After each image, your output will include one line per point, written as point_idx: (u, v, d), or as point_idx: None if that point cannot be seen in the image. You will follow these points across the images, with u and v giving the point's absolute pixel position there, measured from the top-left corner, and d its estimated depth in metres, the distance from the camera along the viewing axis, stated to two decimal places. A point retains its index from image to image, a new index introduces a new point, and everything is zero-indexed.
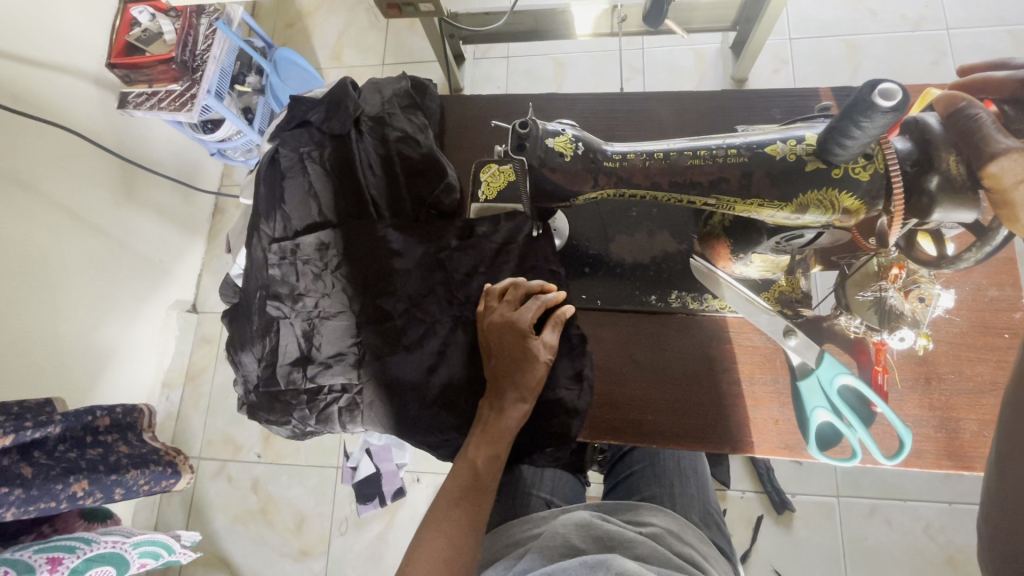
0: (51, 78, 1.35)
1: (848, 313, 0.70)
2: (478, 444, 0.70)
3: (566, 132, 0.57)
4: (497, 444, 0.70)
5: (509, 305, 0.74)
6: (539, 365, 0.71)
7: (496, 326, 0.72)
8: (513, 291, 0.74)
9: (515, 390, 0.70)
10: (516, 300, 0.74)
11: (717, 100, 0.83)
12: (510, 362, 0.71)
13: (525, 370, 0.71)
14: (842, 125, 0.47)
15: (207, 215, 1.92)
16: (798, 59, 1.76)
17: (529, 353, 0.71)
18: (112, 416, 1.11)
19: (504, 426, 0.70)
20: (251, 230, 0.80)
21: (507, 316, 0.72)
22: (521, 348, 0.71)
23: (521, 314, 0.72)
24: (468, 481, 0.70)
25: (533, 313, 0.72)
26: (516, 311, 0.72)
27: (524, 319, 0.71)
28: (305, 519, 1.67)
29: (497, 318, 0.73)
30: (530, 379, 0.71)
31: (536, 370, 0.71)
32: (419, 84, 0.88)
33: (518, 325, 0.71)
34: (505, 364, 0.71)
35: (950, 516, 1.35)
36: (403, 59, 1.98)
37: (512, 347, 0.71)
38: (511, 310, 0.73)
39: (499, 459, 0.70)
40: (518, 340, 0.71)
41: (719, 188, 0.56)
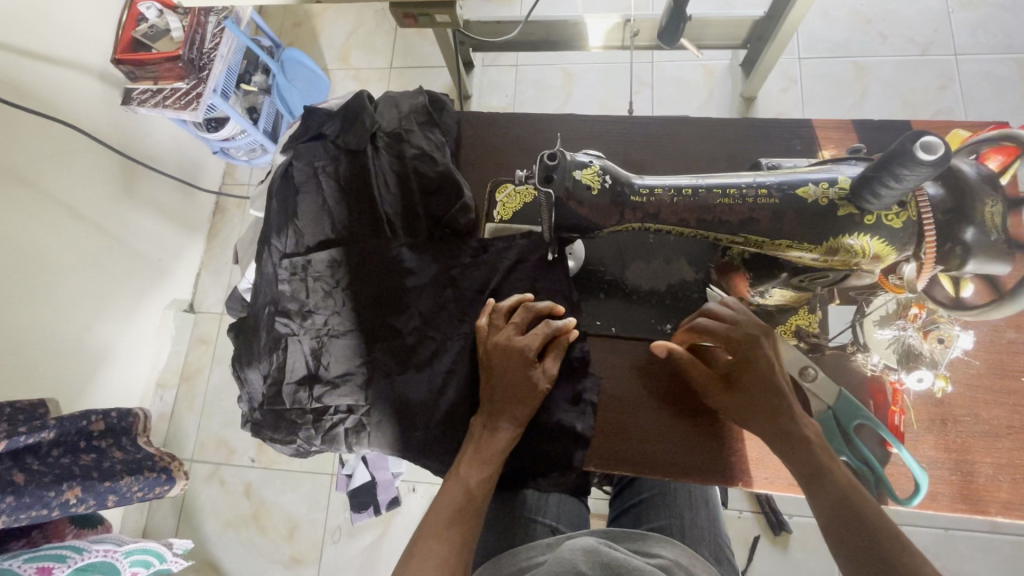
0: (55, 73, 1.33)
1: (864, 351, 0.71)
2: (470, 464, 0.68)
3: (593, 163, 0.55)
4: (491, 463, 0.68)
5: (515, 327, 0.72)
6: (536, 393, 0.70)
7: (501, 348, 0.71)
8: (521, 313, 0.73)
9: (511, 413, 0.69)
10: (520, 323, 0.72)
11: (736, 129, 0.83)
12: (509, 386, 0.70)
13: (523, 393, 0.70)
14: (876, 177, 0.47)
15: (208, 214, 1.90)
16: (807, 78, 1.76)
17: (530, 378, 0.70)
18: (106, 420, 1.08)
19: (498, 446, 0.68)
20: (263, 243, 0.79)
21: (512, 340, 0.71)
22: (523, 372, 0.70)
23: (527, 340, 0.71)
24: (459, 501, 0.66)
25: (539, 341, 0.71)
26: (523, 336, 0.71)
27: (530, 347, 0.70)
28: (297, 526, 1.65)
29: (501, 339, 0.71)
30: (526, 402, 0.70)
31: (533, 394, 0.70)
32: (436, 100, 0.87)
33: (523, 349, 0.70)
34: (504, 387, 0.70)
35: (946, 542, 1.35)
36: (411, 64, 1.96)
37: (515, 370, 0.70)
38: (515, 333, 0.72)
39: (492, 481, 0.68)
40: (521, 365, 0.70)
41: (748, 227, 0.55)
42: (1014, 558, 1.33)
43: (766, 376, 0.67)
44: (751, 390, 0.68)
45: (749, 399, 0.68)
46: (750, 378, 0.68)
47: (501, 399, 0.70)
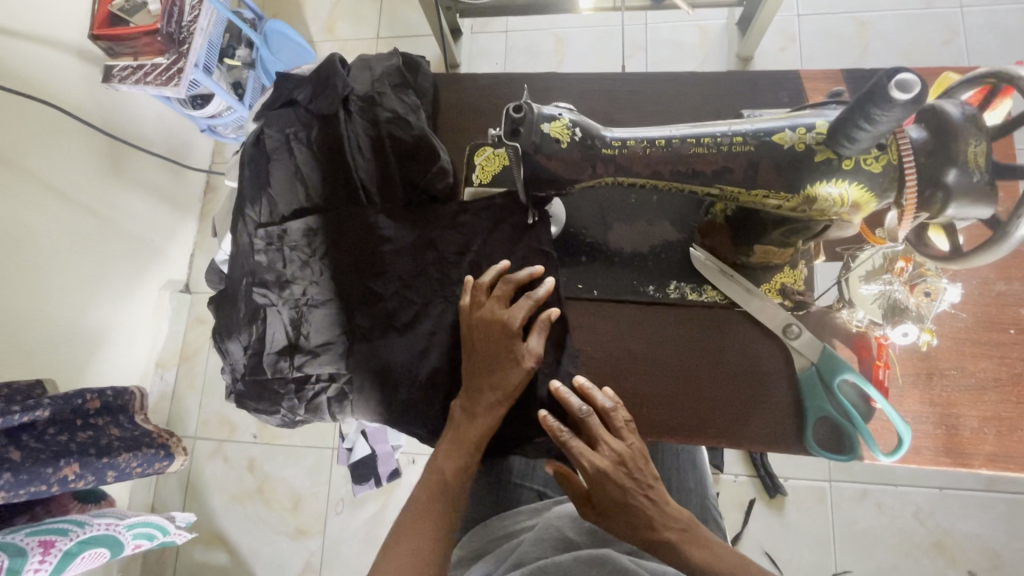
0: (32, 50, 1.29)
1: (850, 307, 0.70)
2: (444, 448, 0.70)
3: (562, 116, 0.53)
4: (464, 448, 0.69)
5: (497, 303, 0.71)
6: (518, 372, 0.69)
7: (483, 327, 0.70)
8: (502, 285, 0.71)
9: (493, 394, 0.69)
10: (502, 297, 0.71)
11: (722, 83, 0.80)
12: (489, 364, 0.69)
13: (503, 370, 0.69)
14: (852, 118, 0.45)
15: (198, 193, 1.88)
16: (805, 36, 1.70)
17: (510, 358, 0.69)
18: (101, 399, 1.08)
19: (473, 431, 0.69)
20: (236, 214, 0.77)
21: (493, 315, 0.70)
22: (503, 352, 0.69)
23: (508, 316, 0.69)
24: (432, 483, 0.69)
25: (521, 312, 0.69)
26: (504, 312, 0.70)
27: (511, 324, 0.69)
28: (301, 499, 1.68)
29: (483, 315, 0.70)
30: (508, 380, 0.69)
31: (515, 371, 0.69)
32: (411, 61, 0.84)
33: (502, 329, 0.69)
34: (482, 368, 0.70)
35: (941, 501, 1.36)
36: (398, 32, 1.91)
37: (494, 346, 0.69)
38: (498, 306, 0.71)
39: (466, 468, 0.69)
40: (501, 345, 0.69)
41: (723, 178, 0.53)
42: (1008, 516, 1.34)
43: (621, 501, 0.66)
44: (610, 516, 0.66)
45: (607, 523, 0.67)
46: (606, 503, 0.66)
47: (480, 379, 0.69)
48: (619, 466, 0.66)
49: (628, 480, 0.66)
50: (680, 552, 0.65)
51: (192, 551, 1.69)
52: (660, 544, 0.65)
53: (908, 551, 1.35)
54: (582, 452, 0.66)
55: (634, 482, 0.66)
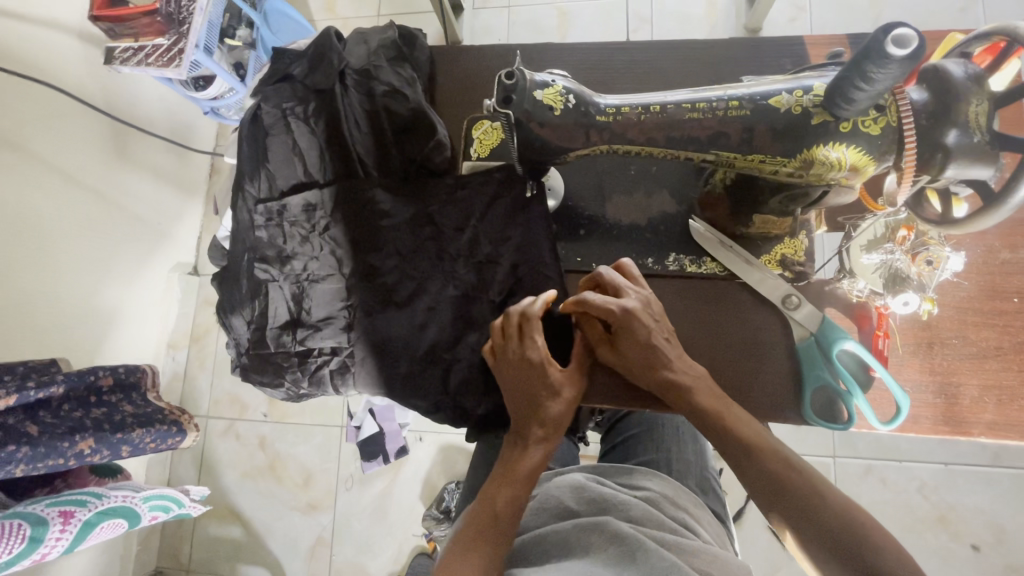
0: (34, 32, 1.29)
1: (850, 277, 0.69)
2: (497, 484, 0.69)
3: (556, 83, 0.53)
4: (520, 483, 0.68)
5: (515, 338, 0.68)
6: (559, 401, 0.68)
7: (510, 364, 0.68)
8: (509, 319, 0.69)
9: (540, 427, 0.69)
10: (519, 328, 0.68)
11: (723, 50, 0.78)
12: (529, 401, 0.68)
13: (543, 406, 0.68)
14: (850, 76, 0.43)
15: (203, 176, 1.89)
16: (816, 6, 1.66)
17: (545, 388, 0.68)
18: (115, 375, 1.12)
19: (525, 462, 0.69)
20: (236, 190, 0.78)
21: (518, 352, 0.67)
22: (537, 385, 0.68)
23: (530, 350, 0.67)
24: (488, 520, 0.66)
25: (543, 345, 0.68)
26: (524, 345, 0.68)
27: (535, 357, 0.67)
28: (311, 475, 1.72)
29: (510, 356, 0.68)
30: (549, 416, 0.68)
31: (554, 404, 0.68)
32: (407, 34, 0.83)
33: (528, 362, 0.67)
34: (522, 403, 0.69)
35: (945, 476, 1.36)
36: (399, 9, 1.89)
37: (529, 385, 0.68)
38: (518, 343, 0.68)
39: (518, 499, 0.67)
40: (532, 379, 0.68)
41: (718, 143, 0.53)
42: (1013, 490, 1.34)
43: (647, 342, 0.65)
44: (631, 355, 0.66)
45: (626, 362, 0.67)
46: (633, 343, 0.66)
47: (523, 417, 0.69)
48: (647, 308, 0.67)
49: (654, 322, 0.67)
50: (757, 458, 0.61)
51: (207, 526, 1.74)
52: (676, 385, 0.65)
53: (911, 526, 1.35)
54: (606, 299, 0.66)
55: (657, 323, 0.67)
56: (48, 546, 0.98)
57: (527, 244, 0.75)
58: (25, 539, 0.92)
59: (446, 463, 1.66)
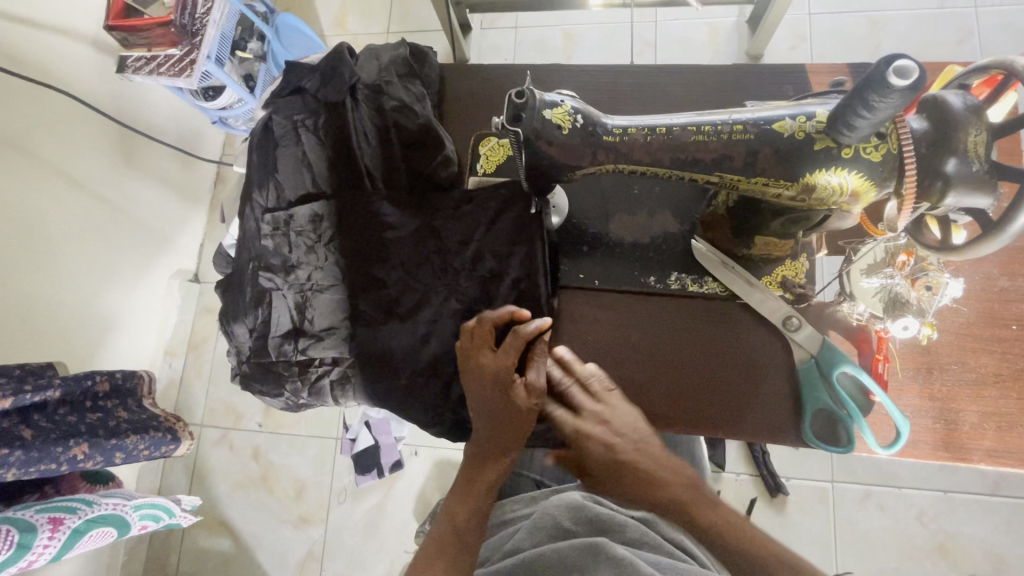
0: (49, 40, 1.32)
1: (850, 301, 0.69)
2: (458, 498, 0.69)
3: (564, 103, 0.54)
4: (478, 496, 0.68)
5: (485, 347, 0.70)
6: (521, 411, 0.68)
7: (475, 372, 0.69)
8: (485, 329, 0.71)
9: (500, 438, 0.69)
10: (489, 339, 0.70)
11: (727, 75, 0.80)
12: (494, 412, 0.69)
13: (506, 417, 0.68)
14: (852, 105, 0.45)
15: (208, 184, 1.91)
16: (816, 35, 1.72)
17: (508, 399, 0.68)
18: (111, 380, 1.11)
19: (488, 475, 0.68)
20: (244, 199, 0.79)
21: (482, 362, 0.69)
22: (500, 396, 0.68)
23: (494, 360, 0.69)
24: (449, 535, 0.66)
25: (507, 357, 0.69)
26: (492, 355, 0.69)
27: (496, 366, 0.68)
28: (304, 488, 1.70)
29: (472, 364, 0.70)
30: (514, 429, 0.68)
31: (517, 417, 0.68)
32: (419, 51, 0.84)
33: (489, 371, 0.68)
34: (485, 414, 0.69)
35: (945, 504, 1.35)
36: (408, 28, 1.93)
37: (492, 396, 0.68)
38: (486, 352, 0.70)
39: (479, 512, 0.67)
40: (495, 388, 0.69)
41: (722, 166, 0.54)
42: (1013, 520, 1.33)
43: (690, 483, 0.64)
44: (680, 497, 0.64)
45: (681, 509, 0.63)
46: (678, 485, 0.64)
47: (488, 427, 0.69)
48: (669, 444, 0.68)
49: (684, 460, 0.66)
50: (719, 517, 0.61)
51: (196, 537, 1.72)
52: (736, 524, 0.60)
53: (910, 554, 1.34)
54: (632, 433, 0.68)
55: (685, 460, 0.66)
56: (35, 553, 0.96)
57: (530, 262, 0.75)
58: (12, 546, 0.91)
59: (441, 479, 1.64)
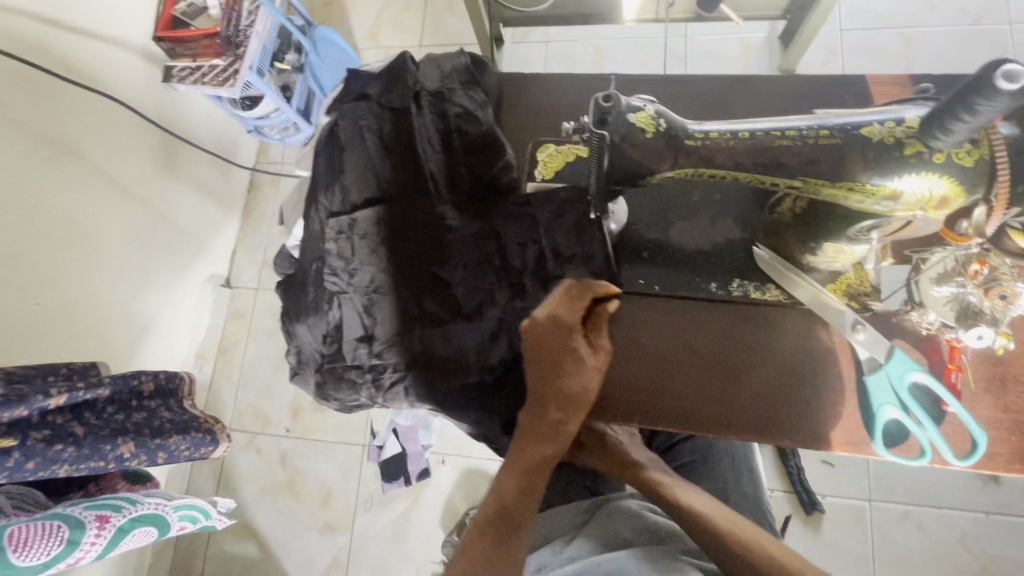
0: (102, 50, 1.36)
1: (920, 309, 0.69)
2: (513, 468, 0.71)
3: (648, 108, 0.55)
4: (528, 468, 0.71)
5: (553, 310, 0.70)
6: (581, 377, 0.69)
7: (538, 333, 0.70)
8: (561, 295, 0.71)
9: (555, 403, 0.70)
10: (559, 302, 0.71)
11: (782, 87, 0.81)
12: (552, 375, 0.70)
13: (564, 381, 0.69)
14: (950, 109, 0.45)
15: (242, 191, 1.95)
16: (848, 51, 1.73)
17: (569, 361, 0.69)
18: (156, 381, 1.12)
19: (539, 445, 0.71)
20: (310, 202, 0.81)
21: (548, 323, 0.70)
22: (560, 358, 0.69)
23: (561, 322, 0.69)
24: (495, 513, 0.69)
25: (572, 317, 0.69)
26: (558, 317, 0.70)
27: (564, 325, 0.69)
28: (331, 494, 1.69)
29: (537, 326, 0.70)
30: (571, 392, 0.69)
31: (577, 383, 0.69)
32: (478, 60, 0.86)
33: (555, 332, 0.69)
34: (547, 377, 0.70)
35: (988, 526, 1.32)
36: (441, 41, 1.98)
37: (551, 357, 0.69)
38: (555, 312, 0.70)
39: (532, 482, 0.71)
40: (557, 350, 0.69)
41: (807, 170, 0.54)
42: None
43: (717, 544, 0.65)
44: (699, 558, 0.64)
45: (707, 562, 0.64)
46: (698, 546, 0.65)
47: (546, 391, 0.70)
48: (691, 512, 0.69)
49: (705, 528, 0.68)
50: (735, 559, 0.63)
51: (221, 542, 1.71)
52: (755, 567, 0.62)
53: None
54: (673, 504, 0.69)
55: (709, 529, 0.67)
56: (82, 551, 0.96)
57: (592, 264, 0.76)
58: (62, 543, 0.91)
59: (468, 488, 1.63)
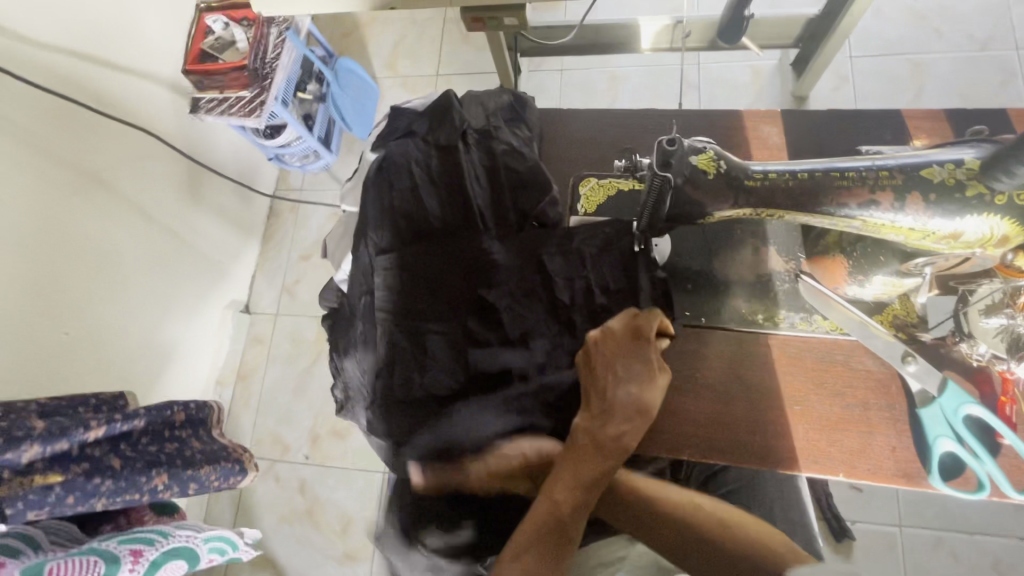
0: (134, 85, 1.40)
1: (970, 341, 0.70)
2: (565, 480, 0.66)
3: (708, 149, 0.57)
4: (586, 484, 0.65)
5: (623, 326, 0.69)
6: (649, 396, 0.66)
7: (607, 344, 0.68)
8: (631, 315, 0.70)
9: (621, 420, 0.66)
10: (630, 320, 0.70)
11: (815, 121, 0.83)
12: (622, 392, 0.67)
13: (633, 396, 0.66)
14: (1017, 153, 0.46)
15: (262, 218, 1.97)
16: (858, 76, 1.77)
17: (637, 377, 0.67)
18: (186, 410, 1.03)
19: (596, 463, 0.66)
20: (358, 237, 0.82)
21: (618, 336, 0.69)
22: (630, 373, 0.67)
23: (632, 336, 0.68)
24: (548, 525, 0.63)
25: (646, 334, 0.68)
26: (629, 332, 0.69)
27: (637, 341, 0.68)
28: (351, 523, 1.68)
29: (606, 337, 0.69)
30: (638, 410, 0.66)
31: (644, 400, 0.66)
32: (520, 98, 0.90)
33: (627, 346, 0.68)
34: (614, 395, 0.67)
35: (1022, 552, 1.30)
36: (459, 70, 2.02)
37: (620, 370, 0.67)
38: (624, 327, 0.69)
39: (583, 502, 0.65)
40: (627, 363, 0.67)
41: (868, 209, 0.55)
42: None
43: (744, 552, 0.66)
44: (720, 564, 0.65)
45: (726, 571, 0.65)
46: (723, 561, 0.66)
47: (612, 408, 0.67)
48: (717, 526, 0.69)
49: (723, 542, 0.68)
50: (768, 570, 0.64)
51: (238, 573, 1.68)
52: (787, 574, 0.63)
53: None
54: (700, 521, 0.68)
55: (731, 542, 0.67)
56: None
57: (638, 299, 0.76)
58: None
59: None
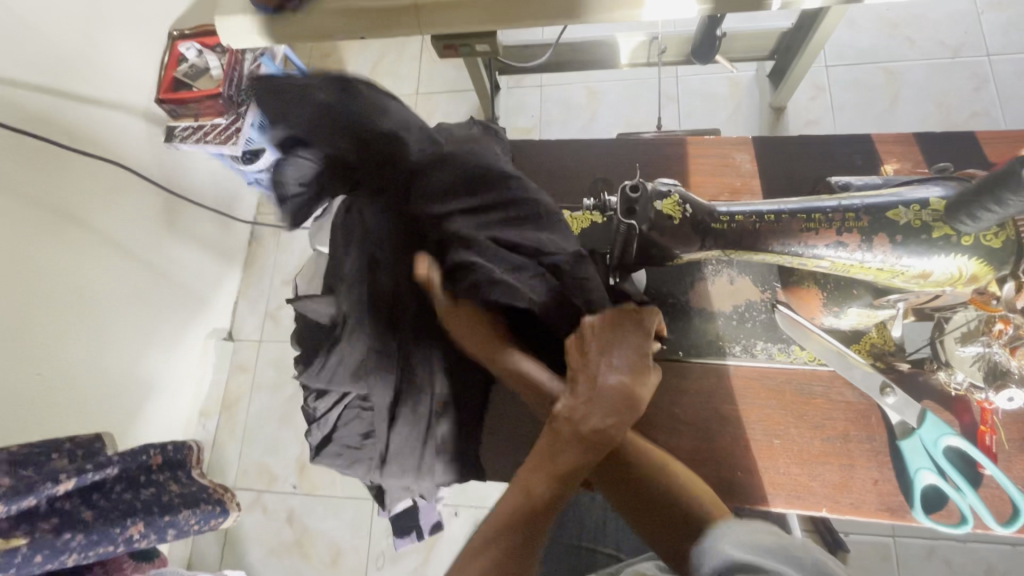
0: (107, 116, 1.38)
1: (948, 369, 0.69)
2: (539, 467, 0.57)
3: (673, 194, 0.56)
4: (564, 476, 0.56)
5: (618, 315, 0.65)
6: (645, 384, 0.60)
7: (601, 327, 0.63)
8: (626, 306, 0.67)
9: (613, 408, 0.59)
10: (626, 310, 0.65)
11: (788, 146, 0.83)
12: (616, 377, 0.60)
13: (628, 380, 0.60)
14: (977, 201, 0.47)
15: (243, 244, 1.94)
16: (835, 85, 1.78)
17: (633, 361, 0.61)
18: (162, 453, 0.88)
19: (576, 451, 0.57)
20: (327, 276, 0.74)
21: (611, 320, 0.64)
22: (625, 357, 0.61)
23: (628, 322, 0.64)
24: (520, 516, 0.53)
25: (643, 323, 0.64)
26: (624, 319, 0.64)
27: (633, 327, 0.63)
28: (341, 553, 1.64)
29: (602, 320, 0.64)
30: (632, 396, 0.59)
31: (639, 386, 0.60)
32: (491, 129, 0.88)
33: (622, 331, 0.63)
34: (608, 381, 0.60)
35: (1016, 559, 1.29)
36: (438, 89, 2.01)
37: (613, 351, 0.61)
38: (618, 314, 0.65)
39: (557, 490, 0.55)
40: (623, 347, 0.62)
41: (836, 250, 0.55)
42: None
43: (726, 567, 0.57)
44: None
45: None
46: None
47: (605, 390, 0.59)
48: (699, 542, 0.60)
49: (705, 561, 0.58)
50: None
51: None
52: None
53: None
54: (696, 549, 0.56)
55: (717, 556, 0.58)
56: None
57: None
58: None
59: None
